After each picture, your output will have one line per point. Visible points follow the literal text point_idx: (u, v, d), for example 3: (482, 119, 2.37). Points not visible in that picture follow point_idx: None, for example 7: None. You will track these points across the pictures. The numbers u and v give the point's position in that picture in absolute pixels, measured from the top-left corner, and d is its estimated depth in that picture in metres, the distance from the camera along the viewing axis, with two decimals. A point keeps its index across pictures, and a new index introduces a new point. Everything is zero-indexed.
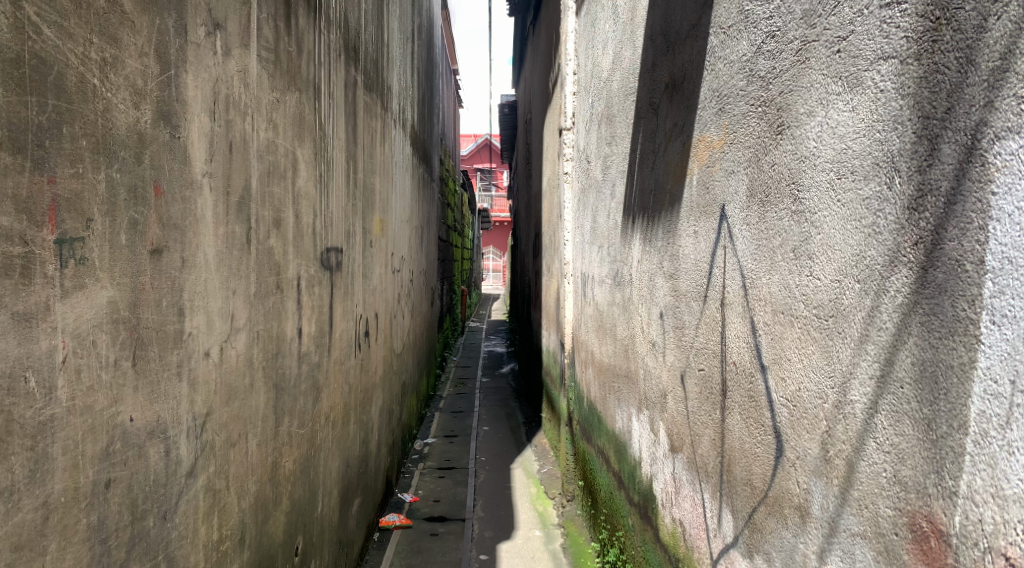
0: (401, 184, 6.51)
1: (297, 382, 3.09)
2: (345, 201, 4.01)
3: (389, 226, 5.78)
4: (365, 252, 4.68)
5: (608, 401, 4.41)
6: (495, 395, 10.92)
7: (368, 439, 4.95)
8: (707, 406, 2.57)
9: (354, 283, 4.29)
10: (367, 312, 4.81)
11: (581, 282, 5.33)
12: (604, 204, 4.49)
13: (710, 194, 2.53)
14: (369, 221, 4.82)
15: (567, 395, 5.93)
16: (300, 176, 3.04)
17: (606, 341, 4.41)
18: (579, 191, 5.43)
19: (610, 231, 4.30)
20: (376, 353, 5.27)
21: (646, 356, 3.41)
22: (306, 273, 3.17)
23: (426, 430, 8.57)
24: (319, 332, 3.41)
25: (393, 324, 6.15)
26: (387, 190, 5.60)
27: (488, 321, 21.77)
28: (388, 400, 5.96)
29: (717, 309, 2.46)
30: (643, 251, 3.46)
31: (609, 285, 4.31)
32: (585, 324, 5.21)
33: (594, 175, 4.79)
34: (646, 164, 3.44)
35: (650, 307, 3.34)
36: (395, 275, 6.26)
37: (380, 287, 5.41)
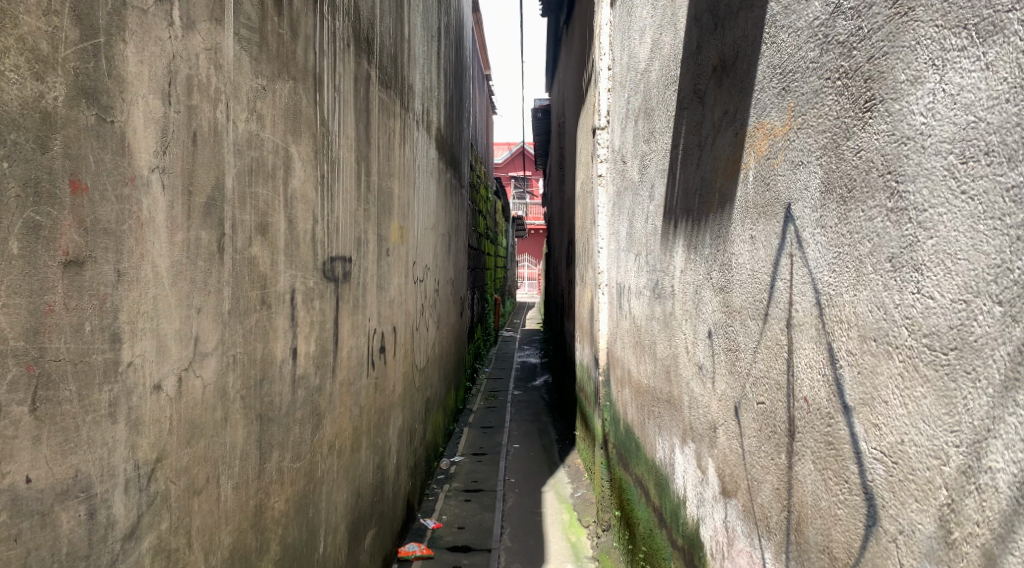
0: (424, 189, 6.16)
1: (292, 409, 2.74)
2: (354, 206, 3.67)
3: (409, 235, 5.43)
4: (381, 262, 4.34)
5: (647, 428, 3.96)
6: (527, 409, 10.49)
7: (384, 464, 4.58)
8: (768, 447, 2.11)
9: (366, 295, 3.94)
10: (383, 327, 4.45)
11: (617, 294, 4.89)
12: (642, 207, 4.06)
13: (772, 190, 2.07)
14: (385, 228, 4.47)
15: (602, 416, 5.48)
16: (294, 176, 2.69)
17: (645, 360, 3.96)
18: (614, 195, 5.00)
19: (648, 237, 3.86)
20: (395, 370, 4.91)
21: (691, 382, 2.97)
22: (302, 287, 2.83)
23: (453, 447, 8.18)
24: (319, 352, 3.06)
25: (415, 338, 5.79)
26: (407, 195, 5.25)
27: (523, 330, 21.33)
28: (409, 420, 5.60)
29: (782, 332, 2.00)
30: (688, 260, 3.01)
31: (647, 297, 3.87)
32: (621, 339, 4.77)
33: (631, 175, 4.36)
34: (690, 159, 3.00)
35: (696, 325, 2.89)
36: (417, 286, 5.90)
37: (400, 299, 5.06)
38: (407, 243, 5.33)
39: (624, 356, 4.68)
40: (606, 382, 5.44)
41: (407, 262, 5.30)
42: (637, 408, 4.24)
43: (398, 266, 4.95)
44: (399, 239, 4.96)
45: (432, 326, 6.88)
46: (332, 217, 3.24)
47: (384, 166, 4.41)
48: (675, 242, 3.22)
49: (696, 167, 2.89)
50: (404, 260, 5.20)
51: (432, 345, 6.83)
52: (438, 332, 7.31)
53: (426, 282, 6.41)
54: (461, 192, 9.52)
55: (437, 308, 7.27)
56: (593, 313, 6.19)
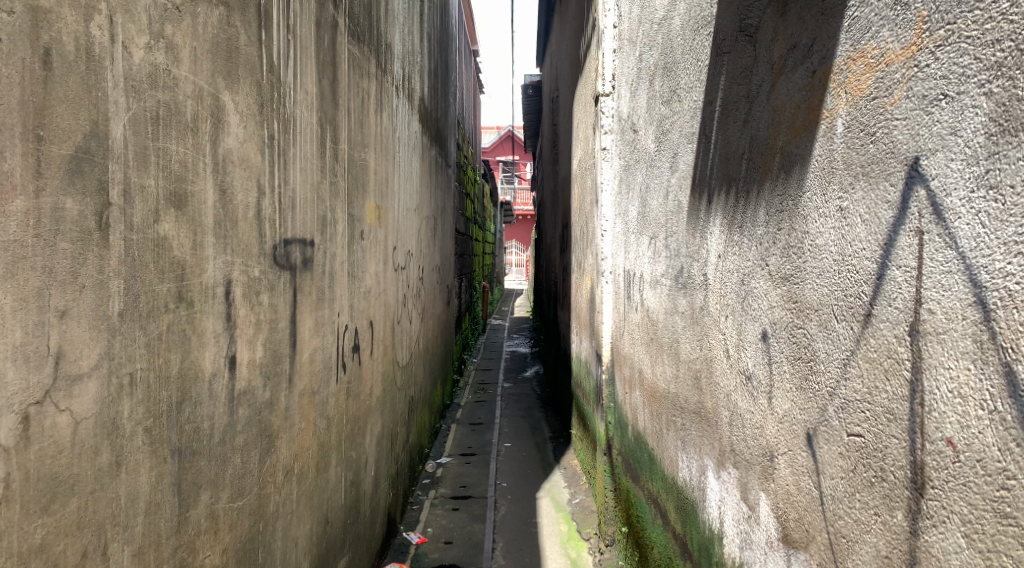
0: (406, 165, 5.53)
1: (230, 434, 2.16)
2: (318, 179, 3.07)
3: (389, 218, 4.82)
4: (353, 248, 3.73)
5: (666, 440, 3.40)
6: (518, 403, 9.93)
7: (360, 480, 4.00)
8: (868, 498, 1.53)
9: (335, 286, 3.35)
10: (357, 322, 3.86)
11: (625, 283, 4.32)
12: (659, 181, 3.48)
13: (880, 141, 1.48)
14: (359, 208, 3.87)
15: (606, 419, 4.92)
16: (227, 134, 2.10)
17: (663, 361, 3.40)
18: (622, 170, 4.41)
19: (668, 216, 3.28)
20: (372, 370, 4.32)
21: (734, 394, 2.40)
22: (245, 277, 2.24)
23: (440, 447, 7.62)
24: (269, 358, 2.46)
25: (397, 331, 5.20)
26: (385, 171, 4.63)
27: (511, 318, 20.74)
28: (391, 424, 5.02)
29: (897, 340, 1.42)
30: (730, 242, 2.44)
31: (666, 287, 3.31)
32: (630, 334, 4.21)
33: (646, 145, 3.77)
34: (732, 116, 2.42)
35: (742, 324, 2.32)
36: (399, 274, 5.31)
37: (378, 290, 4.46)
38: (387, 226, 4.72)
39: (634, 355, 4.11)
40: (610, 380, 4.88)
41: (386, 248, 4.69)
42: (651, 415, 3.69)
43: (375, 252, 4.35)
44: (377, 221, 4.37)
45: (417, 318, 6.30)
46: (287, 190, 2.64)
47: (357, 134, 3.80)
48: (711, 220, 2.64)
49: (743, 125, 2.31)
50: (383, 245, 4.60)
51: (416, 338, 6.24)
52: (422, 324, 6.72)
53: (409, 269, 5.82)
54: (448, 172, 8.90)
55: (422, 297, 6.68)
56: (594, 303, 5.62)
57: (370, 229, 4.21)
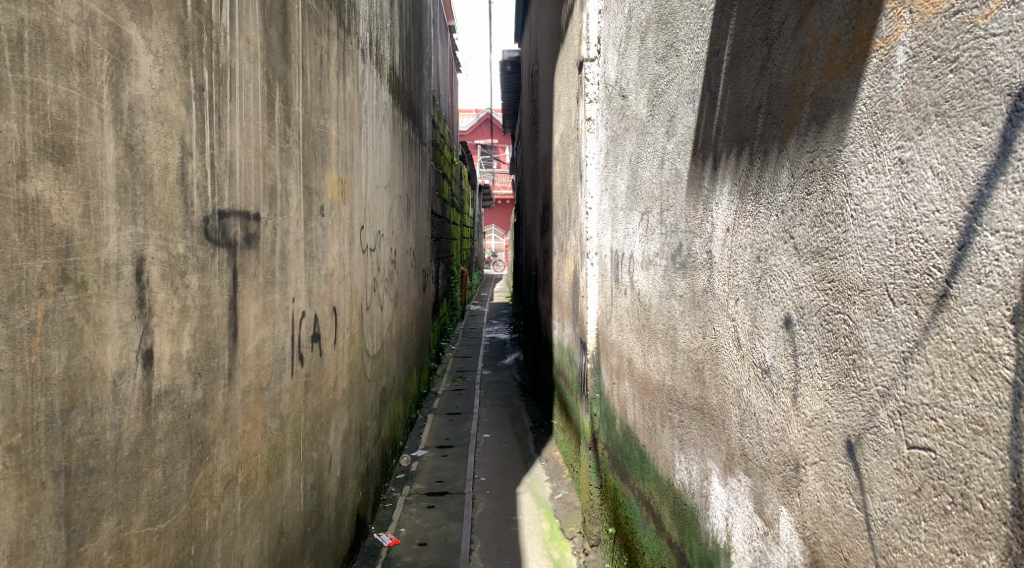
0: (375, 138, 5.13)
1: (147, 443, 1.77)
2: (265, 143, 2.67)
3: (355, 196, 4.44)
4: (310, 226, 3.34)
5: (661, 438, 3.08)
6: (497, 392, 9.60)
7: (323, 482, 3.63)
8: (932, 530, 1.24)
9: (288, 267, 2.96)
10: (318, 307, 3.49)
11: (612, 263, 3.99)
12: (652, 149, 3.14)
13: (969, 71, 1.18)
14: (319, 182, 3.48)
15: (591, 410, 4.60)
16: (138, 77, 1.70)
17: (657, 350, 3.08)
18: (610, 141, 4.07)
19: (664, 189, 2.95)
20: (337, 361, 3.95)
21: (747, 390, 2.09)
22: (164, 253, 1.86)
23: (415, 439, 7.27)
24: (200, 351, 2.08)
25: (365, 318, 4.82)
26: (350, 142, 4.23)
27: (490, 304, 20.37)
28: (359, 418, 4.66)
29: (991, 326, 1.12)
30: (743, 213, 2.12)
31: (660, 268, 2.98)
32: (617, 320, 3.90)
33: (637, 111, 3.43)
34: (747, 64, 2.08)
35: (759, 308, 2.01)
36: (367, 255, 4.92)
37: (342, 272, 4.07)
38: (352, 204, 4.34)
39: (622, 342, 3.80)
40: (595, 368, 4.57)
41: (351, 228, 4.31)
42: (643, 409, 3.37)
43: (339, 231, 3.96)
44: (341, 197, 3.99)
45: (388, 304, 5.92)
46: (223, 152, 2.25)
47: (314, 98, 3.40)
48: (719, 188, 2.31)
49: (761, 73, 1.98)
50: (348, 224, 4.20)
51: (387, 325, 5.87)
52: (394, 310, 6.35)
53: (379, 251, 5.44)
54: (422, 150, 8.49)
55: (394, 282, 6.30)
56: (577, 286, 5.31)
57: (337, 205, 3.93)
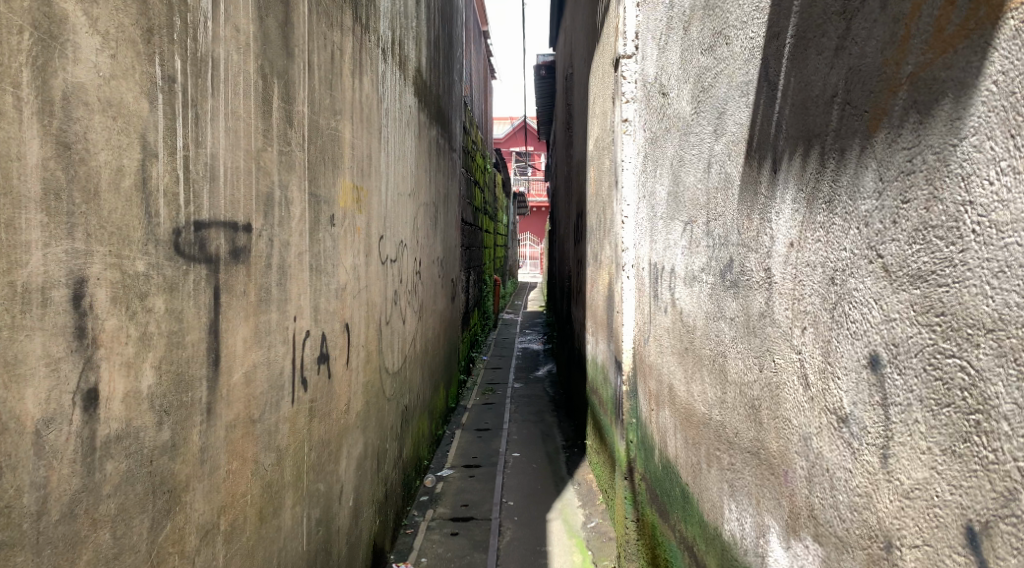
0: (397, 143, 4.86)
1: (89, 502, 1.49)
2: (260, 145, 2.40)
3: (374, 204, 4.16)
4: (318, 237, 3.06)
5: (706, 480, 2.71)
6: (529, 407, 9.25)
7: (332, 516, 3.34)
8: None
9: (288, 283, 2.69)
10: (326, 325, 3.21)
11: (651, 278, 3.63)
12: (697, 151, 2.79)
13: None
14: (328, 190, 3.20)
15: (627, 437, 4.23)
16: (80, 58, 1.44)
17: (703, 379, 2.71)
18: (649, 144, 3.72)
19: (711, 195, 2.59)
20: (349, 382, 3.66)
21: (817, 440, 1.71)
22: (118, 273, 1.58)
23: (441, 457, 6.97)
24: (169, 385, 1.80)
25: (384, 333, 4.54)
26: (367, 146, 3.96)
27: (523, 313, 20.05)
28: (377, 441, 4.37)
29: None
30: (812, 224, 1.74)
31: (707, 286, 2.62)
32: (656, 341, 3.53)
33: (680, 109, 3.08)
34: (817, 44, 1.72)
35: (835, 341, 1.62)
36: (387, 267, 4.64)
37: (357, 286, 3.79)
38: (370, 213, 4.06)
39: (662, 367, 3.43)
40: (631, 392, 4.20)
41: (368, 238, 4.03)
42: (685, 443, 2.99)
43: (353, 242, 3.69)
44: (355, 205, 3.72)
45: (412, 316, 5.64)
46: (203, 155, 1.98)
47: (324, 98, 3.13)
48: (783, 193, 1.94)
49: (836, 52, 1.62)
50: (364, 234, 3.93)
51: (411, 339, 5.59)
52: (419, 322, 6.07)
53: (402, 263, 5.16)
54: (452, 156, 8.23)
55: (419, 293, 6.02)
56: (612, 301, 4.95)
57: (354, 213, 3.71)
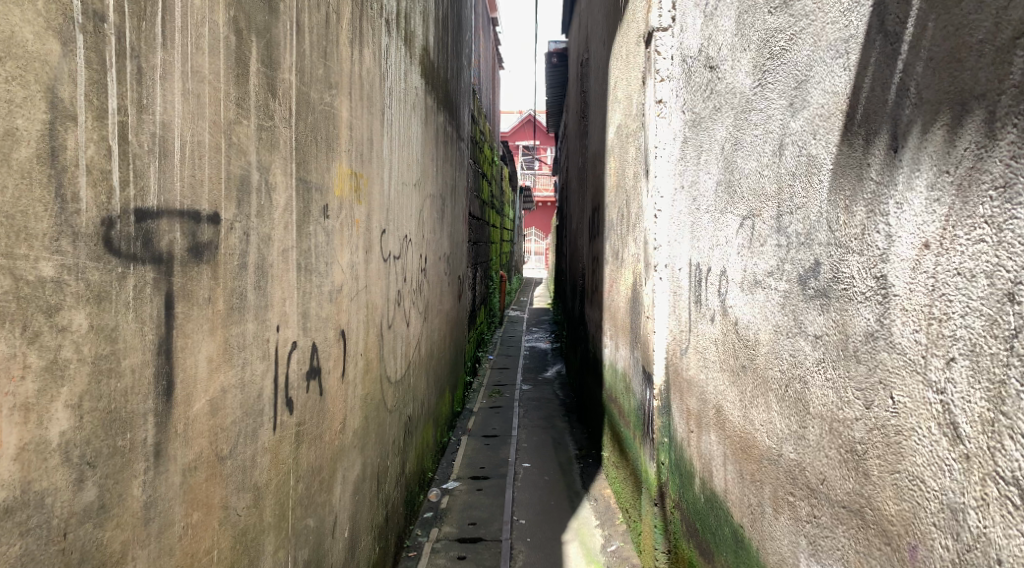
0: (402, 127, 4.41)
1: None
2: (235, 116, 1.94)
3: (376, 196, 3.71)
4: (307, 231, 2.61)
5: (772, 529, 2.26)
6: (538, 412, 8.83)
7: (323, 554, 2.90)
8: None
9: (270, 286, 2.24)
10: (317, 333, 2.76)
11: (694, 281, 3.19)
12: (760, 130, 2.34)
13: None
14: (320, 176, 2.75)
15: (658, 458, 3.78)
16: None
17: (771, 409, 2.26)
18: (691, 127, 3.27)
19: (783, 183, 2.15)
20: (345, 397, 3.22)
21: (981, 517, 1.23)
22: (7, 277, 1.17)
23: (446, 468, 6.53)
24: (94, 427, 1.35)
25: (386, 338, 4.09)
26: (368, 128, 3.51)
27: (530, 310, 19.64)
28: (377, 459, 3.93)
29: None
30: (969, 218, 1.28)
31: (779, 293, 2.17)
32: (699, 354, 3.10)
33: (735, 82, 2.62)
34: None
35: (1014, 384, 1.16)
36: (390, 265, 4.20)
37: (355, 287, 3.34)
38: (371, 206, 3.62)
39: (707, 385, 2.98)
40: (664, 407, 3.76)
41: (368, 231, 3.58)
42: (740, 480, 2.54)
43: (351, 237, 3.24)
44: (354, 194, 3.26)
45: (416, 318, 5.20)
46: (149, 121, 1.52)
47: (316, 67, 2.67)
48: (904, 177, 1.48)
49: None
50: (364, 229, 3.48)
51: (415, 343, 5.15)
52: (424, 324, 5.62)
53: (405, 260, 4.71)
54: (460, 146, 7.78)
55: (424, 293, 5.57)
56: (638, 305, 4.51)
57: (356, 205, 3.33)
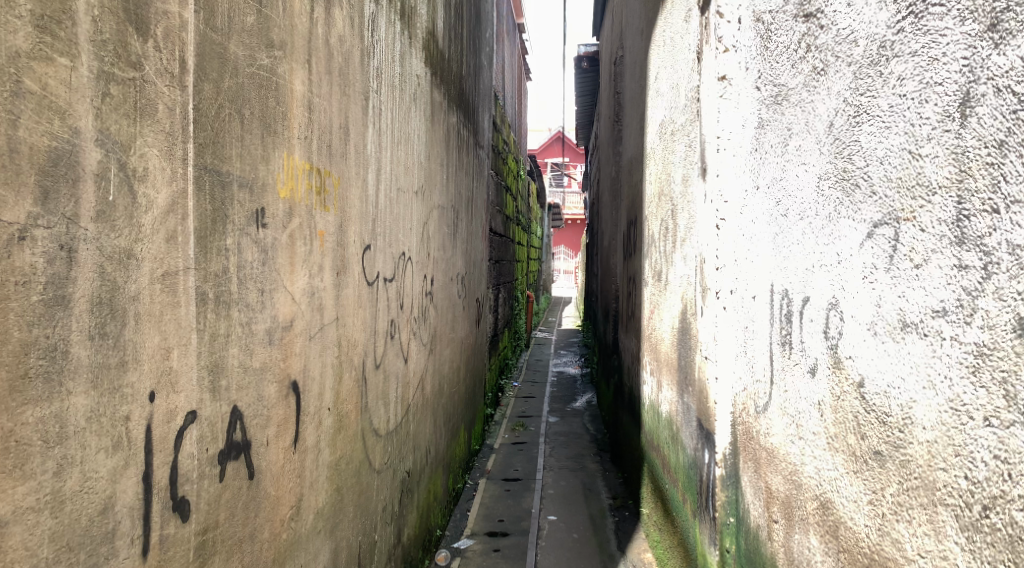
0: (397, 121, 3.61)
1: None
2: (32, 48, 1.17)
3: (354, 203, 2.91)
4: (220, 245, 1.80)
5: None
6: (566, 451, 7.91)
7: None
8: None
9: (135, 333, 1.44)
10: (242, 393, 1.94)
11: (780, 315, 2.32)
12: (913, 83, 1.50)
13: None
14: (246, 168, 1.94)
15: (722, 544, 2.88)
16: None
17: (944, 535, 1.37)
18: (770, 105, 2.42)
19: (973, 162, 1.30)
20: (300, 471, 2.40)
21: None
22: None
23: (459, 522, 5.68)
24: None
25: (370, 382, 3.26)
26: (341, 113, 2.70)
27: (558, 331, 18.75)
28: (357, 537, 3.10)
29: None
30: None
31: (966, 345, 1.31)
32: (789, 420, 2.22)
33: (856, 23, 1.78)
34: None
35: None
36: (379, 291, 3.38)
37: (317, 322, 2.52)
38: (346, 216, 2.81)
39: (804, 467, 2.09)
40: (731, 480, 2.86)
41: (342, 250, 2.76)
42: None
43: (310, 256, 2.42)
44: (315, 196, 2.45)
45: (419, 351, 4.37)
46: None
47: (242, 12, 1.88)
48: None
49: None
50: (334, 245, 2.66)
51: (417, 382, 4.32)
52: (430, 358, 4.79)
53: (403, 284, 3.89)
54: (478, 152, 6.99)
55: (431, 320, 4.75)
56: (692, 341, 3.62)
57: (324, 214, 2.57)
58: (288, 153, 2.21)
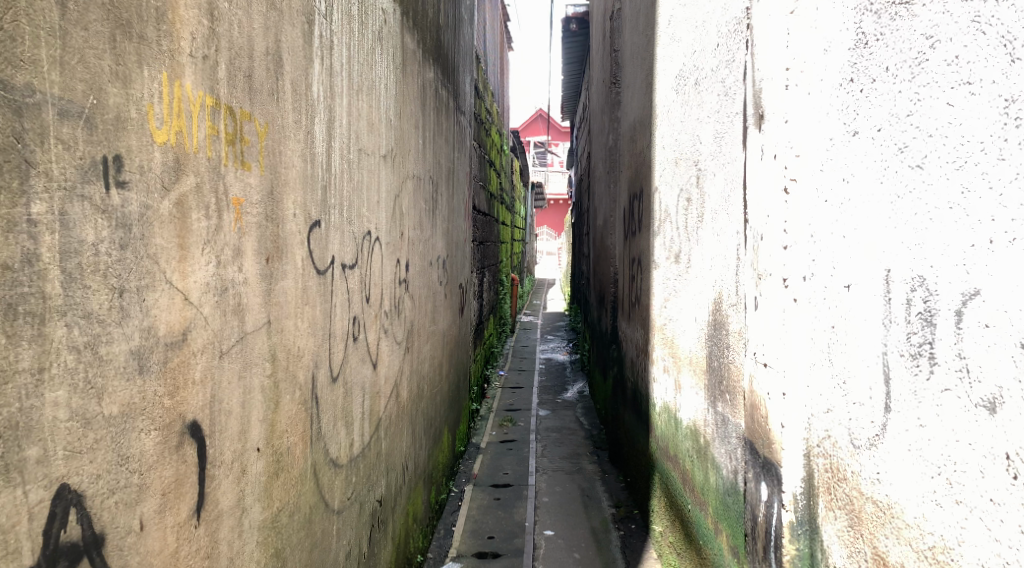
0: (355, 63, 2.84)
1: None
2: None
3: (292, 164, 2.14)
4: (14, 216, 1.05)
5: None
6: (560, 451, 7.22)
7: None
8: None
9: None
10: (81, 462, 1.18)
11: (906, 314, 1.67)
12: None
13: None
14: (73, 85, 1.16)
15: None
16: None
17: None
18: (882, 12, 1.78)
19: None
20: (212, 550, 1.66)
21: None
22: None
23: (444, 541, 4.98)
24: None
25: (324, 402, 2.50)
26: (268, 35, 1.93)
27: (544, 315, 18.10)
28: None
29: None
30: None
31: None
32: (926, 464, 1.57)
33: None
34: None
35: None
36: (335, 282, 2.62)
37: (233, 331, 1.75)
38: (279, 181, 2.04)
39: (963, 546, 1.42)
40: (803, 529, 2.20)
41: (274, 226, 2.00)
42: None
43: (217, 235, 1.66)
44: (219, 145, 1.66)
45: (392, 353, 3.62)
46: None
47: None
48: None
49: None
50: (260, 220, 1.90)
51: (389, 390, 3.57)
52: (407, 358, 4.04)
53: (369, 271, 3.13)
54: (459, 119, 6.24)
55: (406, 314, 3.99)
56: (735, 339, 2.95)
57: (243, 176, 1.80)
58: (168, 75, 1.43)
